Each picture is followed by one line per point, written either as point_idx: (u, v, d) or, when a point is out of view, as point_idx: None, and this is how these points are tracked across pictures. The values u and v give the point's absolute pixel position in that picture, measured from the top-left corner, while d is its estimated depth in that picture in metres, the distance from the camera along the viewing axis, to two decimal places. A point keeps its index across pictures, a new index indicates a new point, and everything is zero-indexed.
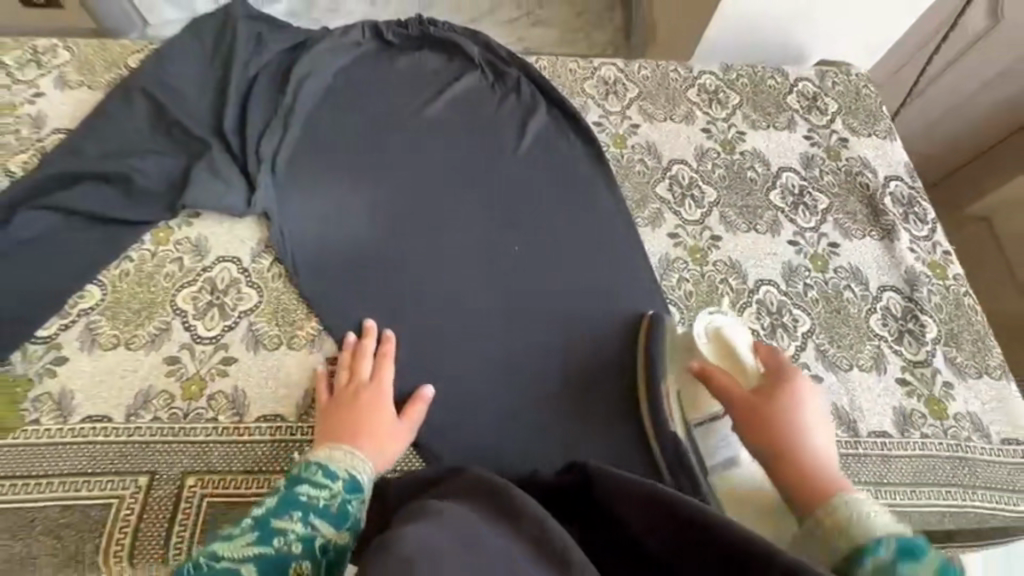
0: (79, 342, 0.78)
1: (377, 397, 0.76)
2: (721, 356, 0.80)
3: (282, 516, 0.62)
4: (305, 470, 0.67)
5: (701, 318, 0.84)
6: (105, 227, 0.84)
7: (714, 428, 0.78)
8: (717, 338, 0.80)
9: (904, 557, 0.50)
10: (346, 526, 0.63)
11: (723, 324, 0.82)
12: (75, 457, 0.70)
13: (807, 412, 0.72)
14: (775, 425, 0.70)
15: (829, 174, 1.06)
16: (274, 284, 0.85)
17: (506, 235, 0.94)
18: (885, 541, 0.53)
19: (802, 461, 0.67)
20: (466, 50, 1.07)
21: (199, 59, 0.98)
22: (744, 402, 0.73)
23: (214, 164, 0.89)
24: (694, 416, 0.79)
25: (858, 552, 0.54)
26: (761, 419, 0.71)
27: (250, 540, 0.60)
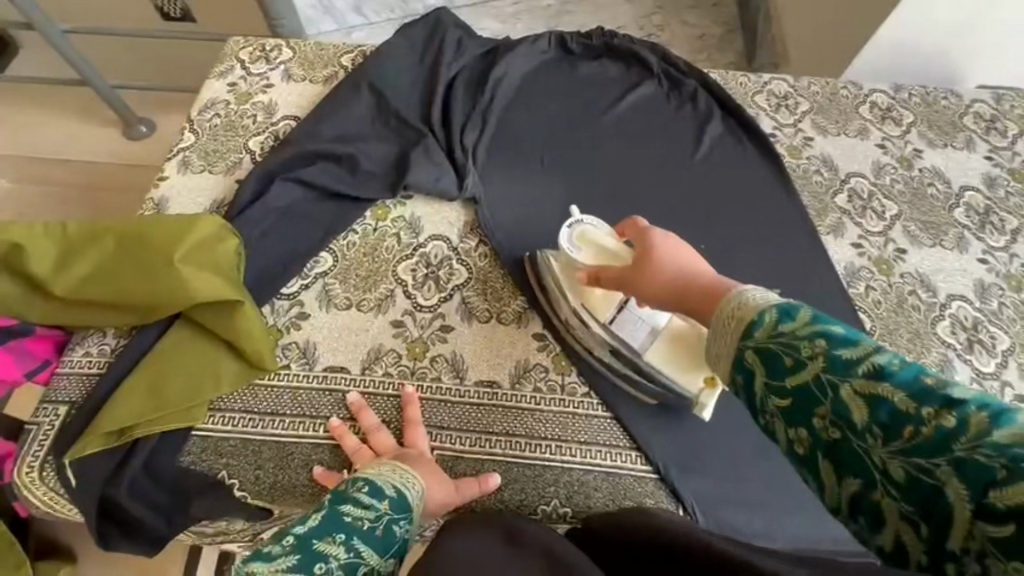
0: (319, 301, 0.86)
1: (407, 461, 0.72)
2: (595, 254, 0.78)
3: (323, 538, 0.54)
4: (351, 484, 0.64)
5: (563, 233, 0.81)
6: (336, 202, 0.94)
7: (624, 317, 0.80)
8: (585, 241, 0.79)
9: (784, 318, 0.41)
10: (390, 553, 0.58)
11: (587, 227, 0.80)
12: (322, 401, 0.78)
13: (692, 256, 0.58)
14: (659, 272, 0.58)
15: (1015, 196, 1.04)
16: (481, 263, 0.92)
17: (691, 233, 0.98)
18: (759, 308, 0.42)
19: (701, 286, 0.52)
20: (645, 61, 1.13)
21: (409, 59, 1.08)
22: (626, 277, 0.63)
23: (428, 151, 0.97)
24: (604, 317, 0.80)
25: (742, 326, 0.43)
26: (648, 277, 0.59)
27: (288, 567, 0.50)
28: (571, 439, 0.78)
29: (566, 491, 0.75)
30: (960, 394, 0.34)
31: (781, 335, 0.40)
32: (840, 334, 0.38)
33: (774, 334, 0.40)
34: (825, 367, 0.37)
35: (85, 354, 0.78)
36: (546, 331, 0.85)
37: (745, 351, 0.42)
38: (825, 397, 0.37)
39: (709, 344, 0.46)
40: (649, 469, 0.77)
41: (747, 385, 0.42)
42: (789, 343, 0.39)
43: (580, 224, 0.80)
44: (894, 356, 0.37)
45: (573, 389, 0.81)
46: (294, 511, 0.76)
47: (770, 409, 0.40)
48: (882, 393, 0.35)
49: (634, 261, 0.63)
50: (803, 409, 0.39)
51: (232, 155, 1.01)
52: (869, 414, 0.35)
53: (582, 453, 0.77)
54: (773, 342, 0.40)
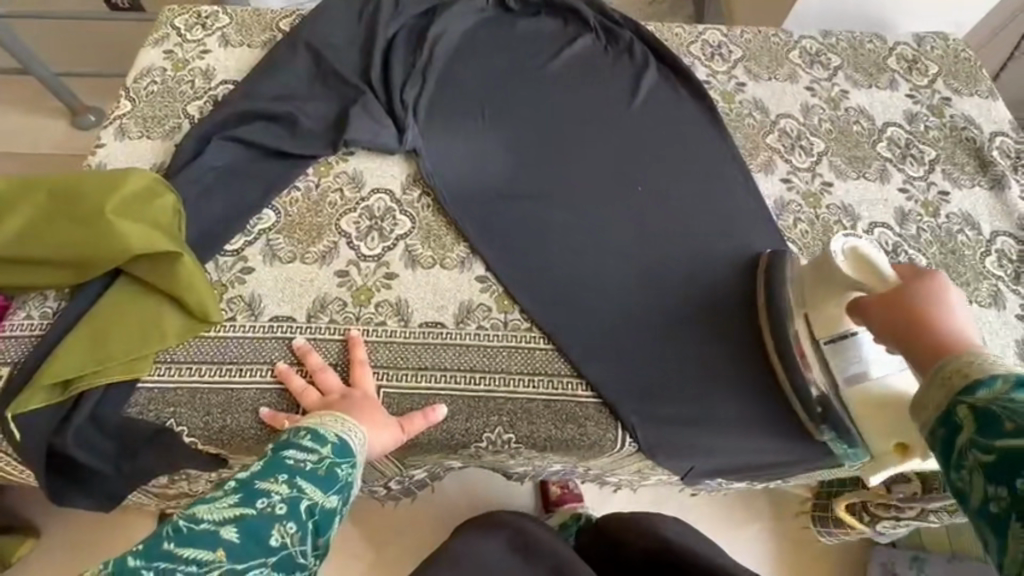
0: (262, 256, 0.87)
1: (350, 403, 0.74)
2: (858, 272, 0.75)
3: (266, 478, 0.59)
4: (294, 432, 0.67)
5: (838, 243, 0.79)
6: (277, 161, 0.95)
7: (846, 344, 0.80)
8: (855, 257, 0.76)
9: (1020, 390, 0.46)
10: (333, 491, 0.62)
11: (859, 245, 0.77)
12: (269, 349, 0.80)
13: (956, 313, 0.61)
14: (902, 306, 0.63)
15: (934, 130, 1.09)
16: (424, 213, 0.93)
17: (629, 176, 1.01)
18: (994, 375, 0.49)
19: (938, 339, 0.58)
20: (582, 14, 1.15)
21: (347, 21, 1.08)
22: (875, 298, 0.68)
23: (368, 107, 0.98)
24: (825, 338, 0.82)
25: (965, 384, 0.50)
26: (890, 306, 0.65)
27: (231, 503, 0.55)
28: (515, 371, 0.81)
29: (510, 419, 0.79)
30: None
31: (1007, 404, 0.46)
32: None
33: (1003, 399, 0.46)
34: None
35: (26, 316, 0.78)
36: (488, 272, 0.89)
37: (959, 407, 0.49)
38: None
39: (919, 388, 0.54)
40: (590, 394, 0.82)
41: (947, 438, 0.49)
42: (1010, 411, 0.45)
43: (852, 241, 0.78)
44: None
45: (516, 325, 0.84)
46: (247, 455, 0.77)
47: (974, 464, 0.45)
48: None
49: (892, 288, 0.67)
50: (1006, 468, 0.43)
51: (171, 120, 1.01)
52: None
53: (525, 383, 0.80)
54: (995, 404, 0.46)
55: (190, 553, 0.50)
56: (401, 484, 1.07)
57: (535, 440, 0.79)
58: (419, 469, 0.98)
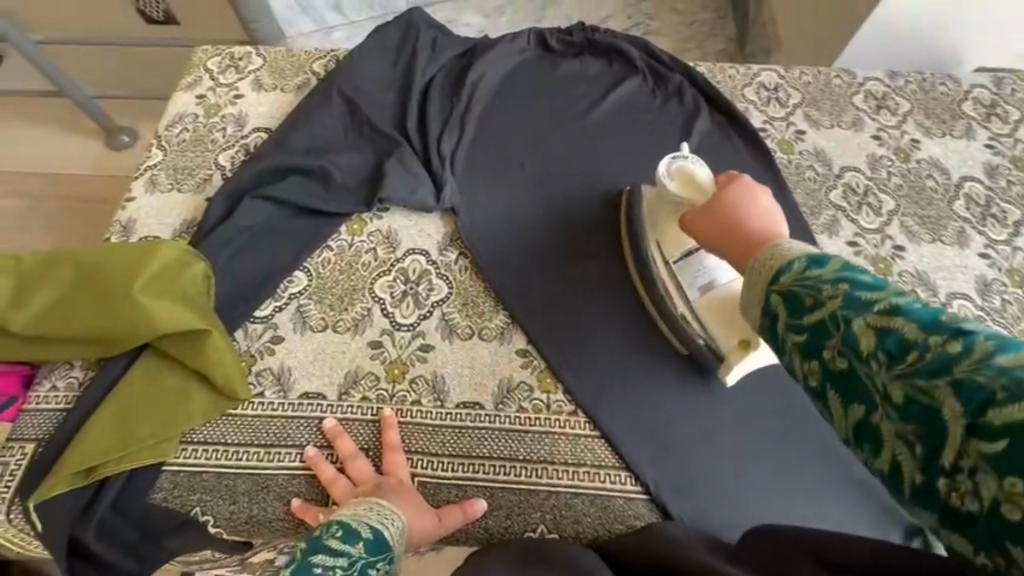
0: (292, 324, 0.83)
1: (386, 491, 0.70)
2: (683, 189, 0.77)
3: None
4: (325, 530, 0.60)
5: (665, 162, 0.80)
6: (308, 218, 0.91)
7: (690, 261, 0.78)
8: (681, 174, 0.77)
9: (813, 267, 0.43)
10: None
11: (689, 164, 0.78)
12: (298, 430, 0.75)
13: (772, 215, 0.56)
14: (709, 219, 0.60)
15: (1018, 185, 1.00)
16: (462, 277, 0.88)
17: None
18: (792, 257, 0.45)
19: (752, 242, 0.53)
20: (629, 56, 1.09)
21: (383, 65, 1.04)
22: (691, 215, 0.64)
23: (404, 160, 0.94)
24: (670, 254, 0.81)
25: (771, 273, 0.45)
26: (693, 224, 0.62)
27: None
28: (558, 461, 0.75)
29: (553, 516, 0.73)
30: (971, 329, 0.35)
31: (806, 280, 0.42)
32: (863, 280, 0.41)
33: (800, 279, 0.43)
34: (842, 306, 0.40)
35: (51, 388, 0.75)
36: (530, 346, 0.83)
37: (768, 296, 0.44)
38: (836, 330, 0.40)
39: (746, 293, 0.47)
40: (639, 488, 0.75)
41: (765, 327, 0.45)
42: (811, 286, 0.42)
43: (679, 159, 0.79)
44: (912, 300, 0.39)
45: (559, 408, 0.78)
46: (272, 544, 0.73)
47: (789, 346, 0.43)
48: (893, 326, 0.38)
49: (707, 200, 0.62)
50: (815, 344, 0.41)
51: (202, 171, 0.98)
52: (875, 342, 0.38)
53: (569, 475, 0.74)
54: (796, 285, 0.43)
55: None
56: None
57: (579, 540, 0.73)
58: None
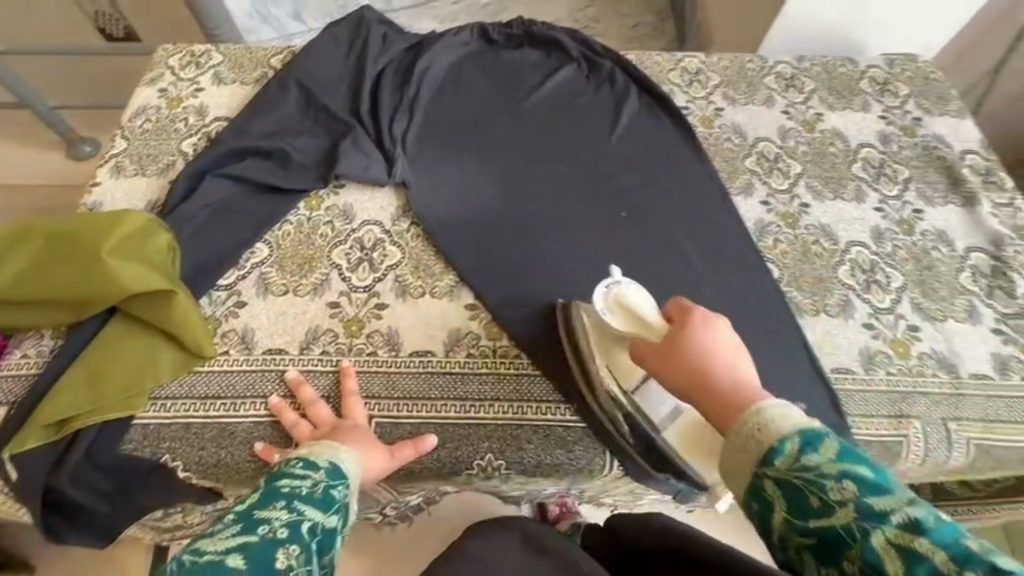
0: (255, 289, 0.89)
1: (346, 432, 0.76)
2: (626, 321, 0.77)
3: (264, 507, 0.58)
4: (285, 463, 0.67)
5: (600, 292, 0.81)
6: (268, 195, 0.97)
7: (647, 390, 0.81)
8: (619, 306, 0.78)
9: (806, 450, 0.49)
10: (331, 510, 0.62)
11: (624, 289, 0.80)
12: (262, 383, 0.81)
13: (724, 346, 0.64)
14: (674, 363, 0.66)
15: (907, 150, 1.13)
16: (414, 243, 0.96)
17: (612, 202, 1.04)
18: (785, 437, 0.51)
19: (725, 390, 0.60)
20: (564, 46, 1.20)
21: (336, 58, 1.12)
22: (647, 354, 0.69)
23: (357, 141, 1.02)
24: (627, 386, 0.81)
25: (761, 454, 0.52)
26: (638, 351, 0.71)
27: (232, 533, 0.53)
28: (503, 399, 0.83)
29: (500, 445, 0.81)
30: (994, 560, 0.39)
31: (807, 474, 0.48)
32: (866, 478, 0.46)
33: (799, 468, 0.49)
34: (853, 512, 0.45)
35: (21, 355, 0.80)
36: (478, 300, 0.91)
37: (765, 480, 0.50)
38: (852, 541, 0.44)
39: (722, 454, 0.55)
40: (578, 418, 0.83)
41: (762, 515, 0.50)
42: (814, 480, 0.48)
43: (613, 287, 0.81)
44: (928, 513, 0.43)
45: (504, 352, 0.86)
46: (240, 487, 0.79)
47: (795, 544, 0.47)
48: (917, 548, 0.41)
49: (664, 340, 0.69)
50: (832, 548, 0.45)
51: (165, 158, 1.04)
52: (902, 565, 0.41)
53: (513, 410, 0.82)
54: (796, 476, 0.48)
55: None
56: (399, 509, 1.08)
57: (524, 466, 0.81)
58: (414, 495, 0.99)
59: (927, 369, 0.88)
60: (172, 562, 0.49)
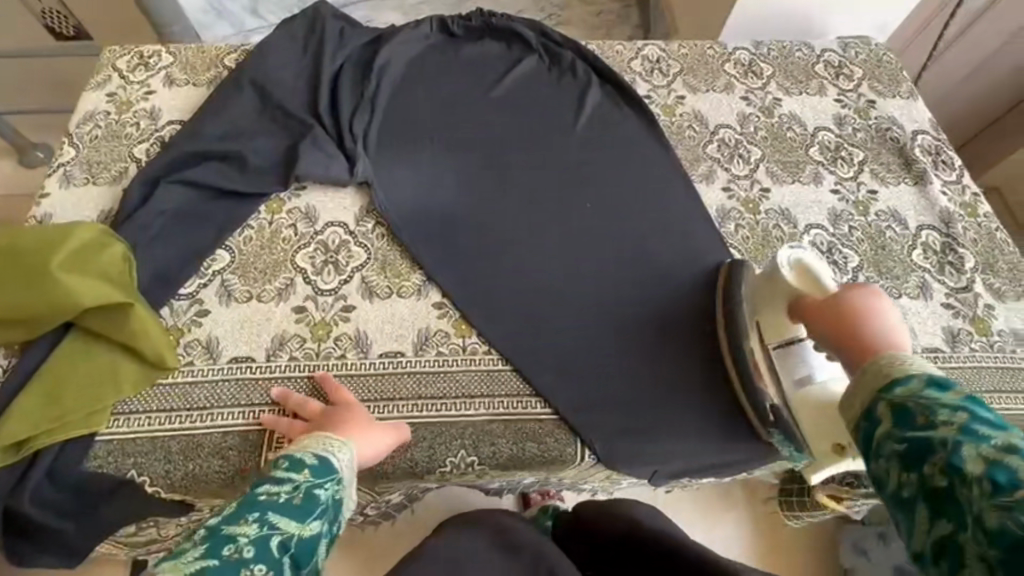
0: (218, 297, 0.88)
1: (338, 417, 0.76)
2: (801, 282, 0.80)
3: (233, 521, 0.53)
4: (270, 465, 0.63)
5: (783, 255, 0.84)
6: (227, 200, 0.95)
7: (793, 350, 0.84)
8: (801, 268, 0.81)
9: (930, 386, 0.49)
10: (311, 518, 0.58)
11: (805, 259, 0.83)
12: (228, 392, 0.80)
13: (889, 311, 0.64)
14: (832, 309, 0.68)
15: (861, 132, 1.16)
16: (379, 243, 0.95)
17: (577, 194, 1.04)
18: (910, 372, 0.50)
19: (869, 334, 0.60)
20: (524, 37, 1.19)
21: (292, 55, 1.10)
22: (817, 305, 0.71)
23: (317, 141, 1.00)
24: (773, 342, 0.85)
25: (882, 381, 0.51)
26: (808, 305, 0.73)
27: (193, 556, 0.47)
28: (474, 396, 0.83)
29: (472, 442, 0.81)
30: None
31: (922, 398, 0.48)
32: (988, 419, 0.45)
33: (916, 394, 0.48)
34: (959, 431, 0.44)
35: None
36: (446, 299, 0.91)
37: (879, 401, 0.50)
38: (945, 451, 0.44)
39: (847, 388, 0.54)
40: (548, 411, 0.84)
41: (865, 431, 0.50)
42: (926, 403, 0.47)
43: (796, 252, 0.84)
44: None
45: (474, 349, 0.87)
46: (211, 498, 0.78)
47: (888, 451, 0.47)
48: (1011, 464, 0.41)
49: (831, 295, 0.71)
50: (920, 455, 0.45)
51: (117, 164, 1.00)
52: (990, 472, 0.41)
53: (485, 407, 0.83)
54: (912, 399, 0.48)
55: None
56: (379, 508, 1.08)
57: (497, 461, 0.82)
58: (393, 494, 1.00)
59: None
60: None
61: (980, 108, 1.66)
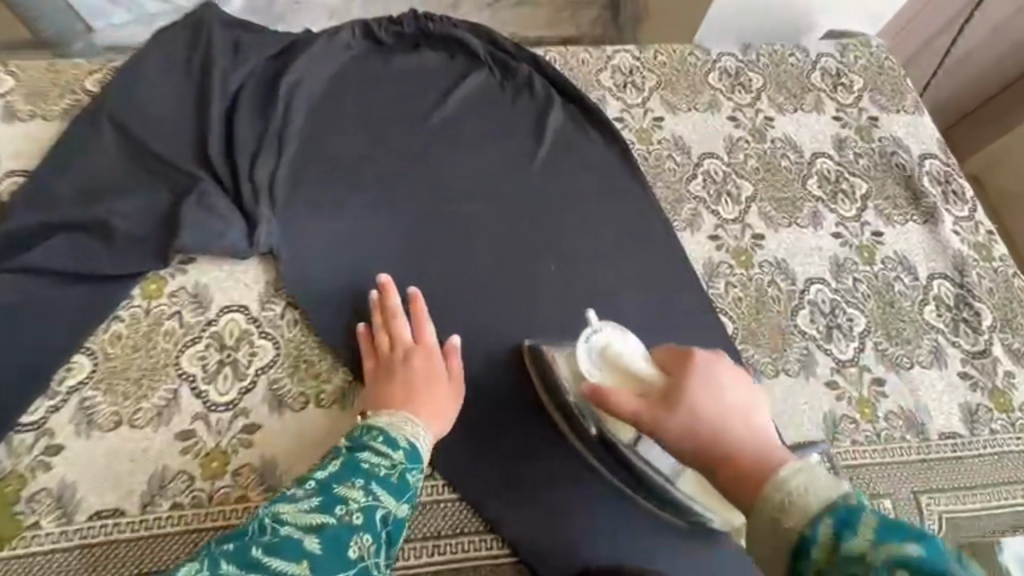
0: (75, 425, 0.67)
1: (424, 360, 0.73)
2: (615, 376, 0.66)
3: (343, 482, 0.62)
4: (367, 432, 0.66)
5: (582, 351, 0.70)
6: (82, 285, 0.73)
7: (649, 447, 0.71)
8: (609, 359, 0.67)
9: (844, 534, 0.40)
10: (405, 498, 0.64)
11: (609, 340, 0.69)
12: (90, 563, 0.62)
13: (732, 396, 0.57)
14: (688, 423, 0.55)
15: (863, 157, 1.00)
16: (291, 333, 0.76)
17: (538, 252, 0.86)
18: (817, 522, 0.41)
19: (747, 450, 0.52)
20: (469, 47, 0.97)
21: (170, 78, 0.85)
22: (657, 420, 0.57)
23: (204, 199, 0.78)
24: (626, 440, 0.73)
25: (796, 542, 0.42)
26: (642, 420, 0.58)
27: (310, 507, 0.59)
28: (414, 538, 0.70)
29: None
30: None
31: (845, 558, 0.38)
32: (915, 557, 0.36)
33: (838, 560, 0.39)
34: None
35: None
36: None
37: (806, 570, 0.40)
38: None
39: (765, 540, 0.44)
40: (503, 550, 0.71)
41: None
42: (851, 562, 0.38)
43: (598, 332, 0.70)
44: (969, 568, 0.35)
45: None
46: None
47: None
48: None
49: (665, 395, 0.58)
50: None
51: None
52: None
53: (428, 550, 0.69)
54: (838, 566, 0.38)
55: (276, 563, 0.54)
56: None
57: None
58: None
59: (893, 431, 0.79)
60: (265, 522, 0.58)
61: (967, 93, 1.46)
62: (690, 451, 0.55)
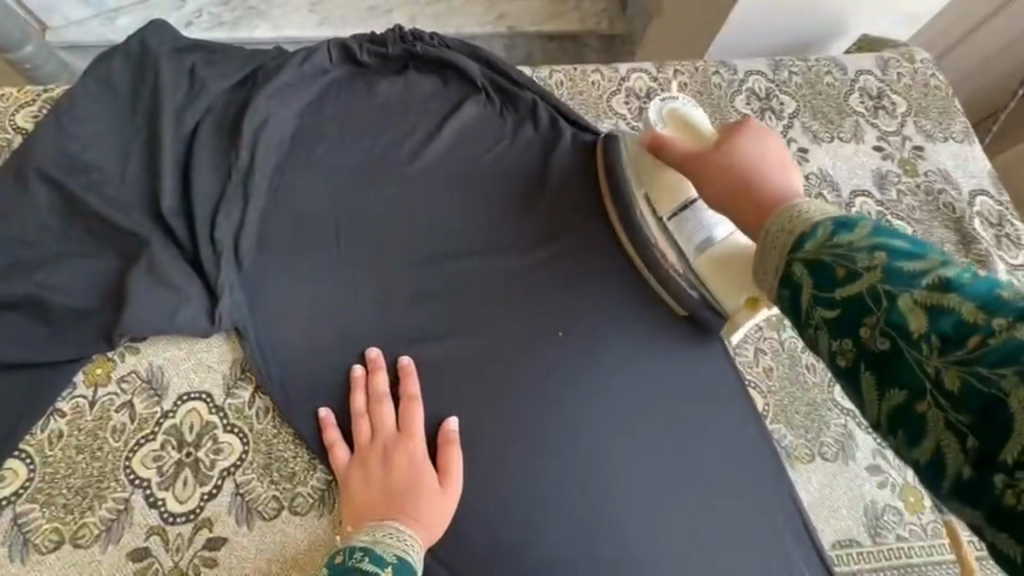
0: (7, 547, 0.58)
1: (411, 455, 0.64)
2: (679, 133, 0.70)
3: None
4: (350, 554, 0.56)
5: (655, 107, 0.74)
6: (17, 373, 0.64)
7: (684, 216, 0.72)
8: (674, 120, 0.71)
9: (841, 232, 0.40)
10: None
11: (678, 107, 0.72)
12: None
13: (766, 154, 0.58)
14: (724, 169, 0.58)
15: (908, 195, 0.89)
16: (261, 425, 0.66)
17: (545, 316, 0.74)
18: (816, 222, 0.42)
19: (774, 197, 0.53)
20: (465, 70, 0.84)
21: (115, 117, 0.73)
22: (704, 160, 0.61)
23: (154, 267, 0.67)
24: (664, 211, 0.73)
25: (793, 240, 0.43)
26: (690, 160, 0.62)
27: None
28: None
29: None
30: None
31: (835, 246, 0.40)
32: (900, 248, 0.38)
33: (830, 245, 0.40)
34: (880, 280, 0.37)
35: None
36: None
37: (794, 264, 0.42)
38: (878, 306, 0.36)
39: (763, 254, 0.46)
40: None
41: (792, 299, 0.42)
42: (840, 258, 0.39)
43: (671, 103, 0.73)
44: (964, 271, 0.35)
45: None
46: None
47: (817, 323, 0.40)
48: (941, 305, 0.34)
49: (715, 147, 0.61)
50: (851, 321, 0.38)
51: None
52: (926, 324, 0.34)
53: None
54: (826, 254, 0.40)
55: None
56: None
57: None
58: None
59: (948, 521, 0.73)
60: None
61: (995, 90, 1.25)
62: (716, 186, 0.58)
